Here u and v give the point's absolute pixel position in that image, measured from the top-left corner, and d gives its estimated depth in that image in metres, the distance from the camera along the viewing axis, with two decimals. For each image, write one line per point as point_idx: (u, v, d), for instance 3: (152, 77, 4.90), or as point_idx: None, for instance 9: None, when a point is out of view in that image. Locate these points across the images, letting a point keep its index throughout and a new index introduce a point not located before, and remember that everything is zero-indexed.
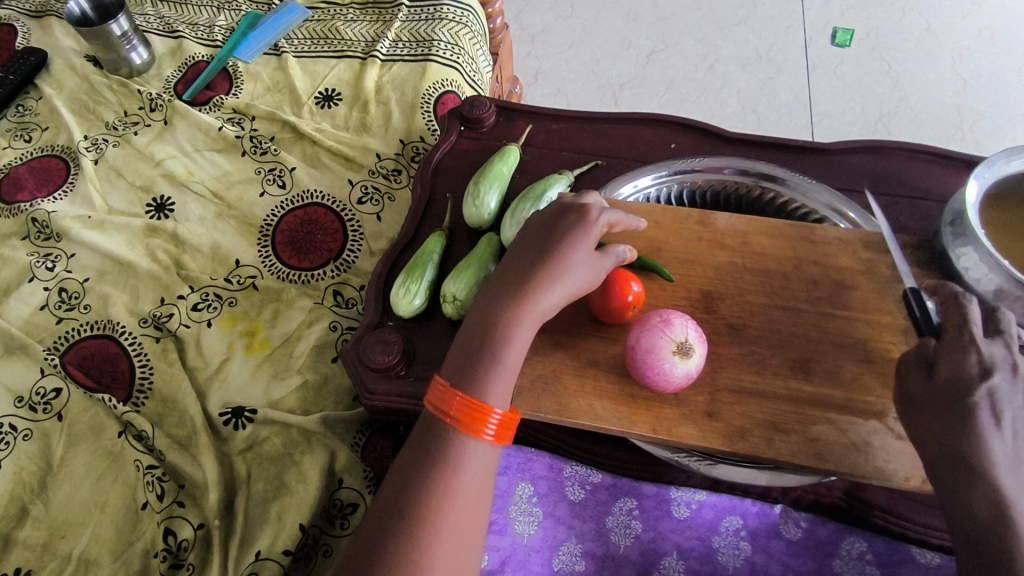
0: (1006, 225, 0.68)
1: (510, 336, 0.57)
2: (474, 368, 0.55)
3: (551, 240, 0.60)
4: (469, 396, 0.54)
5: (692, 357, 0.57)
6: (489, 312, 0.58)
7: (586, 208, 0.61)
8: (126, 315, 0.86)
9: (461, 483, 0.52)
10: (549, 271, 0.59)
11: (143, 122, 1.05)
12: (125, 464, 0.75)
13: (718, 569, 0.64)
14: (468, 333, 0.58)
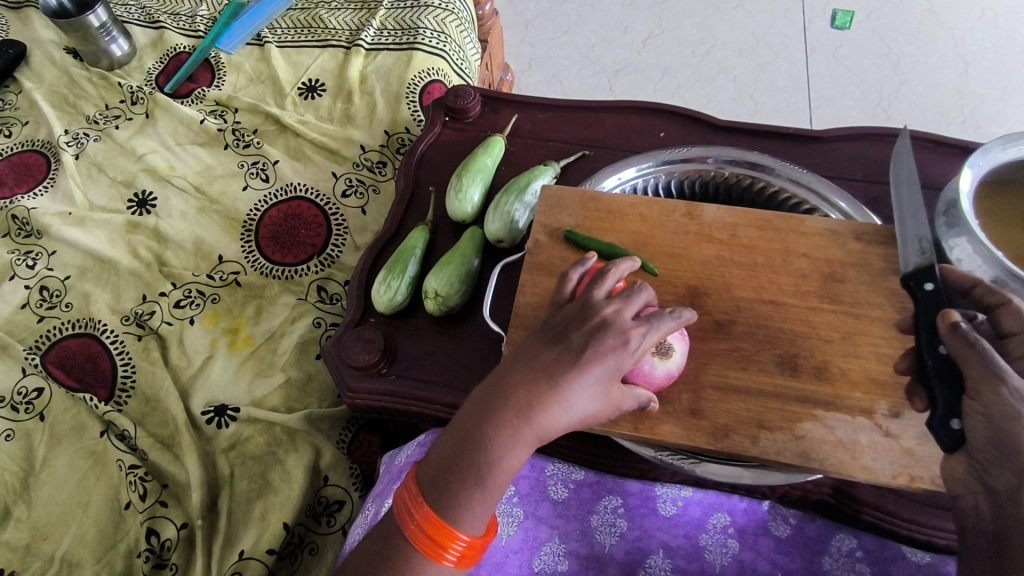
0: (1001, 213, 0.66)
1: (497, 464, 0.48)
2: (450, 488, 0.49)
3: (571, 357, 0.49)
4: (436, 521, 0.49)
5: (671, 358, 0.56)
6: (480, 432, 0.49)
7: (626, 326, 0.49)
8: (108, 313, 0.85)
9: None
10: (556, 399, 0.48)
11: (125, 115, 1.03)
12: (108, 464, 0.75)
13: (705, 567, 0.62)
14: (453, 445, 0.50)
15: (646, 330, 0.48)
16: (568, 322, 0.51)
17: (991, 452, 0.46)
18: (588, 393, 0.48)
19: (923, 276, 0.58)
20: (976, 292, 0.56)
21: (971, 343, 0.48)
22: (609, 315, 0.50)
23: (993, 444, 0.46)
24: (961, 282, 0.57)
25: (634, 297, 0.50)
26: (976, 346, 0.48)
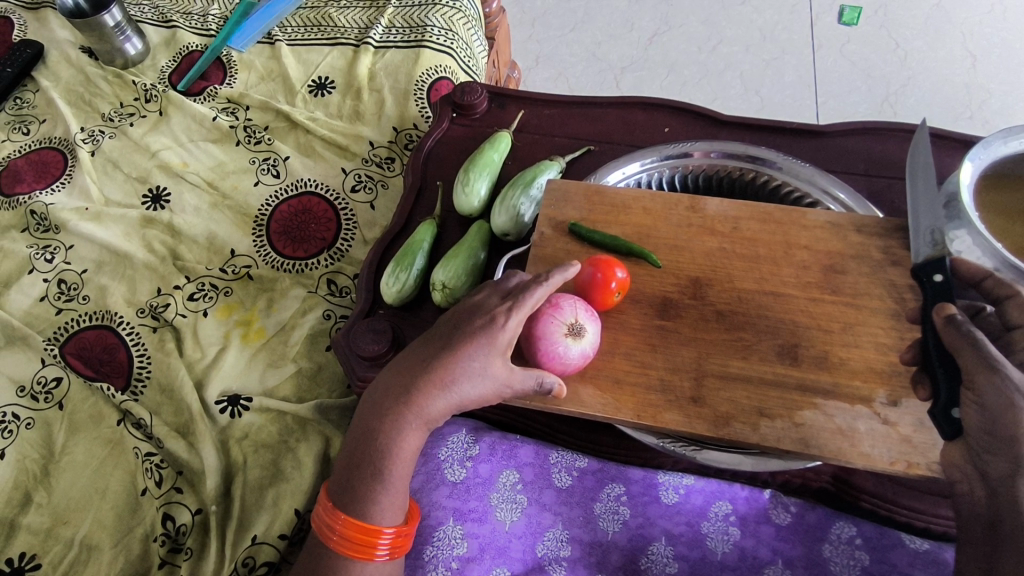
0: (1003, 205, 0.67)
1: (391, 453, 0.55)
2: (359, 487, 0.56)
3: (443, 346, 0.55)
4: (350, 518, 0.55)
5: (585, 338, 0.57)
6: (372, 430, 0.56)
7: (492, 310, 0.55)
8: (124, 305, 0.87)
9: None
10: (433, 385, 0.54)
11: (139, 112, 1.06)
12: (125, 451, 0.77)
13: (706, 554, 0.64)
14: (354, 451, 0.57)
15: (510, 308, 0.55)
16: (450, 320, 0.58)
17: (986, 440, 0.47)
18: (459, 370, 0.54)
19: (933, 267, 0.60)
20: (987, 284, 0.58)
21: (969, 335, 0.49)
22: (477, 303, 0.57)
23: (989, 433, 0.46)
24: (972, 274, 0.58)
25: (505, 281, 0.59)
26: (974, 338, 0.49)
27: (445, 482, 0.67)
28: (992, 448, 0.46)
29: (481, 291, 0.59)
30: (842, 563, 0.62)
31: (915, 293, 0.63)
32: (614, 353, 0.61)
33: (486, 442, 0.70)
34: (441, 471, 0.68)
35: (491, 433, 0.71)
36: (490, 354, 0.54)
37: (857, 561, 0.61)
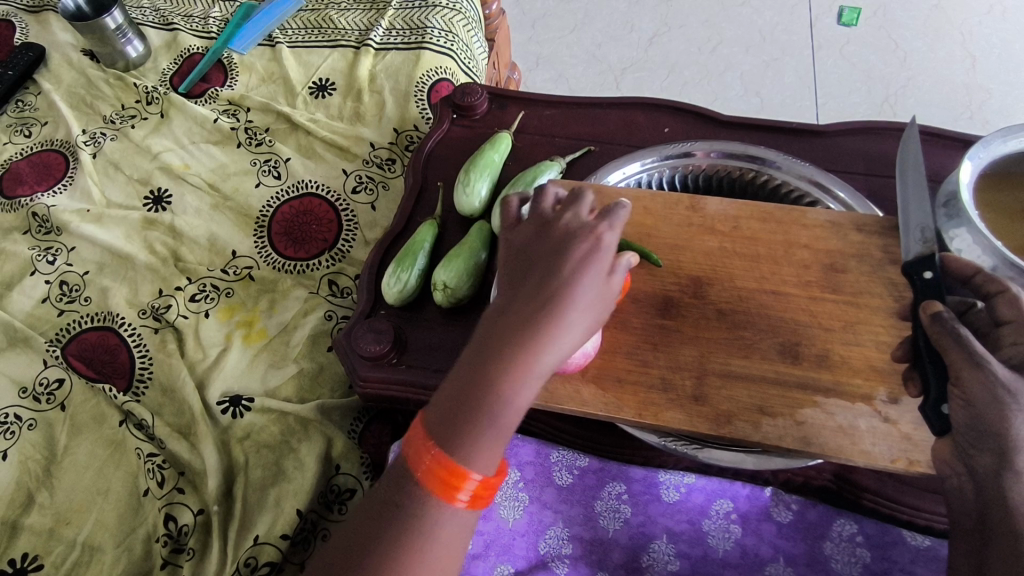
0: (1003, 205, 0.67)
1: (520, 391, 0.48)
2: (457, 427, 0.48)
3: (551, 274, 0.50)
4: (447, 461, 0.47)
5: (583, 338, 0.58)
6: (488, 362, 0.48)
7: (596, 229, 0.51)
8: (126, 307, 0.87)
9: (432, 541, 0.47)
10: (556, 312, 0.48)
11: (140, 115, 1.06)
12: (127, 452, 0.77)
13: (708, 552, 0.64)
14: (456, 387, 0.49)
15: (602, 225, 0.51)
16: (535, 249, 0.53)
17: (970, 435, 0.47)
18: (586, 291, 0.49)
19: (923, 263, 0.59)
20: (977, 280, 0.57)
21: (954, 330, 0.49)
22: (570, 228, 0.52)
23: (974, 429, 0.47)
24: (963, 270, 0.58)
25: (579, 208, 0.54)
26: (958, 332, 0.48)
27: None
28: (975, 443, 0.47)
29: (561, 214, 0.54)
30: (843, 561, 0.62)
31: (915, 291, 0.63)
32: (616, 352, 0.61)
33: None
34: None
35: None
36: (589, 280, 0.49)
37: (858, 557, 0.62)
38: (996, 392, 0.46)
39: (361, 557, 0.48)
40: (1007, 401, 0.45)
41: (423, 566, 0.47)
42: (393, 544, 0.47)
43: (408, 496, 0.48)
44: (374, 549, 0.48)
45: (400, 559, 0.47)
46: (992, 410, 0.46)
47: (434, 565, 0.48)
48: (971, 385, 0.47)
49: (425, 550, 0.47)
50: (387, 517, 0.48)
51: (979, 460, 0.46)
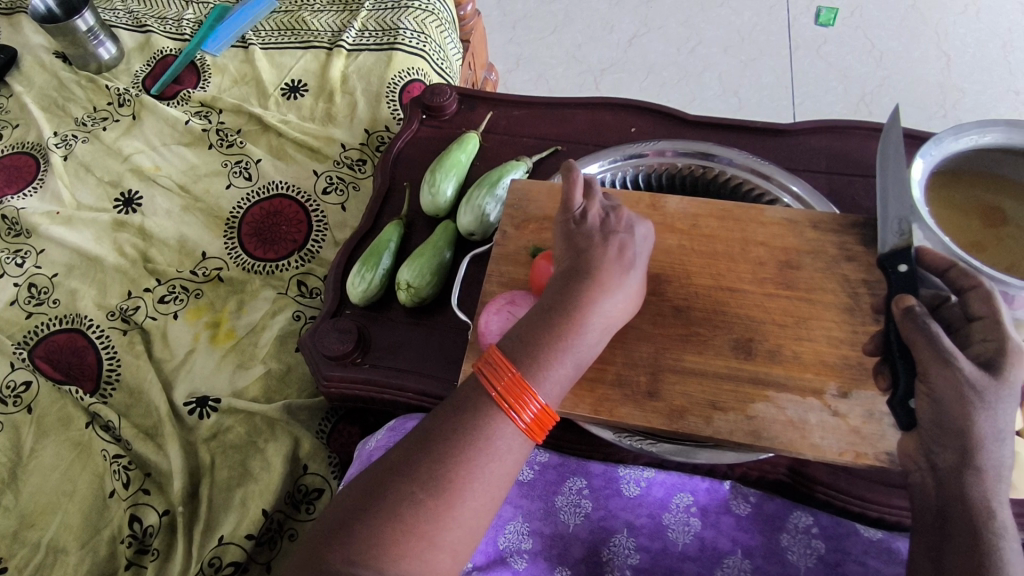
0: (956, 202, 0.69)
1: (586, 334, 0.51)
2: (534, 357, 0.49)
3: (610, 239, 0.54)
4: (515, 388, 0.48)
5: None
6: (567, 307, 0.51)
7: (620, 208, 0.56)
8: (94, 308, 0.87)
9: (489, 466, 0.47)
10: (620, 272, 0.53)
11: (112, 117, 1.06)
12: (93, 453, 0.77)
13: (667, 545, 0.64)
14: (528, 328, 0.51)
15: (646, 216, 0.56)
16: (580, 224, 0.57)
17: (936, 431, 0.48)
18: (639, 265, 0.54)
19: (899, 257, 0.58)
20: (950, 274, 0.54)
21: (925, 326, 0.48)
22: (607, 210, 0.57)
23: (939, 425, 0.48)
24: (937, 264, 0.55)
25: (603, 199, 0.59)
26: (928, 327, 0.48)
27: None
28: (940, 439, 0.48)
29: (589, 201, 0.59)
30: (799, 553, 0.62)
31: (867, 287, 0.64)
32: None
33: None
34: None
35: None
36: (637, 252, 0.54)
37: (813, 549, 0.62)
38: (964, 389, 0.46)
39: (420, 474, 0.46)
40: (974, 396, 0.46)
41: (480, 490, 0.47)
42: (453, 465, 0.46)
43: (474, 416, 0.48)
44: (435, 467, 0.46)
45: (459, 480, 0.46)
46: (959, 406, 0.46)
47: (487, 493, 0.47)
48: (941, 381, 0.47)
49: (476, 477, 0.47)
50: (447, 438, 0.47)
51: (944, 453, 0.48)
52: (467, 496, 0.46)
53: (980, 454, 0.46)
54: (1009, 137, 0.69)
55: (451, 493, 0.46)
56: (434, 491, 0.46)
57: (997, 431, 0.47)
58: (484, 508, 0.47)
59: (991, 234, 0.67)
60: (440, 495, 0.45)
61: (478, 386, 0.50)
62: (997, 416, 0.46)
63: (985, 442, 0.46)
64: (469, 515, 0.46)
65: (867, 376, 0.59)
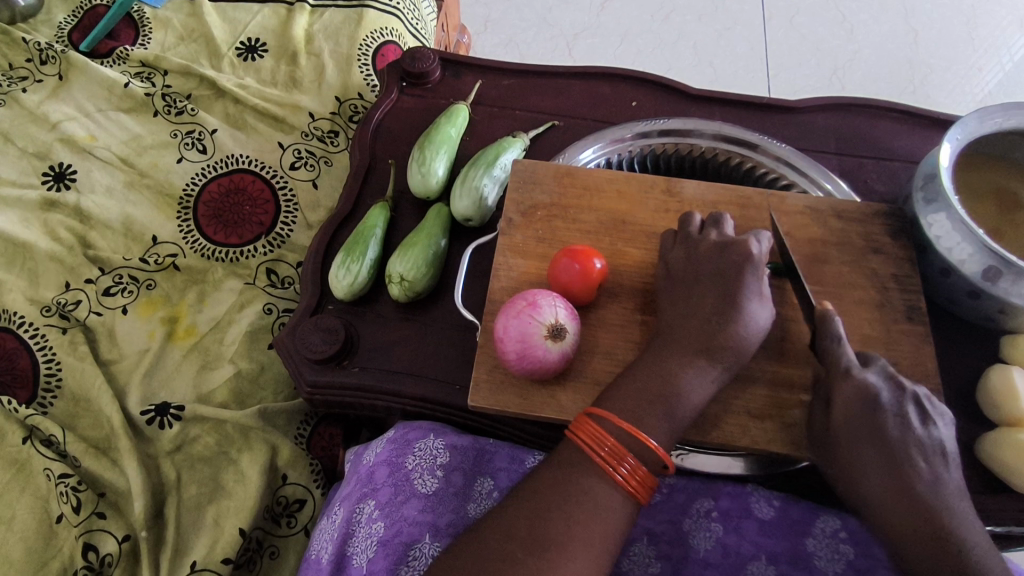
0: (971, 185, 0.66)
1: (685, 396, 0.49)
2: (640, 416, 0.48)
3: (727, 286, 0.51)
4: (619, 448, 0.47)
5: (565, 339, 0.52)
6: (666, 368, 0.50)
7: (744, 241, 0.52)
8: (24, 302, 0.74)
9: (597, 531, 0.45)
10: (733, 325, 0.50)
11: (33, 76, 0.90)
12: (33, 474, 0.66)
13: (689, 552, 0.61)
14: (628, 389, 0.50)
15: (757, 238, 0.52)
16: (690, 265, 0.53)
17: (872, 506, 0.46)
18: (751, 302, 0.50)
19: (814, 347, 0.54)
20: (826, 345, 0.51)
21: (831, 342, 0.51)
22: (722, 243, 0.53)
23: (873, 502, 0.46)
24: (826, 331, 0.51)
25: (724, 229, 0.55)
26: (834, 345, 0.51)
27: (417, 494, 0.57)
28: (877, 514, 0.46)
29: (705, 232, 0.55)
30: (826, 558, 0.59)
31: (896, 282, 0.60)
32: (594, 353, 0.56)
33: (457, 448, 0.60)
34: (410, 483, 0.58)
35: (462, 437, 0.61)
36: (750, 288, 0.50)
37: (842, 555, 0.59)
38: (861, 398, 0.48)
39: (526, 536, 0.45)
40: (870, 407, 0.48)
41: (589, 555, 0.44)
42: (559, 528, 0.45)
43: (578, 478, 0.47)
44: (540, 528, 0.45)
45: (566, 544, 0.44)
46: (860, 420, 0.48)
47: (597, 556, 0.45)
48: (842, 397, 0.49)
49: (580, 540, 0.45)
50: (549, 498, 0.46)
51: (870, 494, 0.46)
52: (574, 559, 0.44)
53: (902, 472, 0.46)
54: None
55: (559, 556, 0.44)
56: (536, 550, 0.44)
57: (914, 463, 0.46)
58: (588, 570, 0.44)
59: (1007, 220, 0.64)
60: (544, 560, 0.44)
61: (579, 450, 0.48)
62: (899, 428, 0.47)
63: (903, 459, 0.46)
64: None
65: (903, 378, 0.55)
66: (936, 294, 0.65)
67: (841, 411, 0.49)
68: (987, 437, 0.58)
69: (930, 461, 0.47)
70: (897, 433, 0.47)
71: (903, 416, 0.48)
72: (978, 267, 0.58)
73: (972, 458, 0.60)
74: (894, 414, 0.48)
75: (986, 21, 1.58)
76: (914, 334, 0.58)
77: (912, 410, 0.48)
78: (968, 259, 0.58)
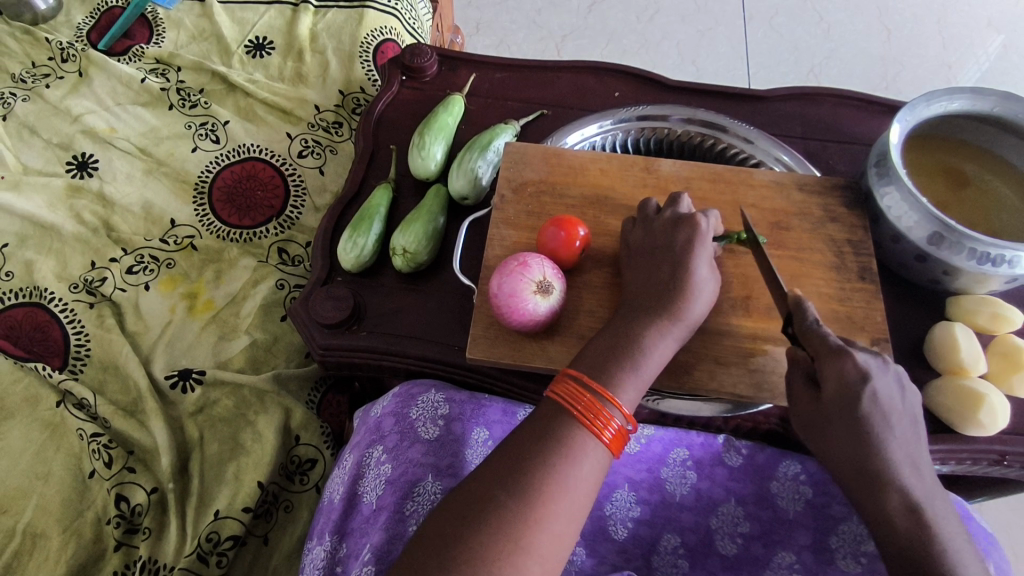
0: (920, 163, 0.72)
1: (650, 352, 0.54)
2: (610, 371, 0.53)
3: (679, 255, 0.57)
4: (589, 403, 0.51)
5: (552, 295, 0.59)
6: (633, 328, 0.55)
7: (693, 217, 0.58)
8: (55, 280, 0.80)
9: (574, 476, 0.49)
10: (687, 290, 0.56)
11: (55, 74, 0.96)
12: (67, 433, 0.72)
13: (665, 497, 0.69)
14: (601, 347, 0.55)
15: (703, 214, 0.59)
16: (648, 240, 0.60)
17: (852, 473, 0.50)
18: (700, 270, 0.56)
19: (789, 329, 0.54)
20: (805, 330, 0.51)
21: (815, 330, 0.50)
22: (676, 219, 0.60)
23: (855, 471, 0.50)
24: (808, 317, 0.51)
25: (679, 207, 0.61)
26: (819, 332, 0.50)
27: (419, 440, 0.63)
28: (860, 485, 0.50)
29: (661, 211, 0.62)
30: (787, 498, 0.66)
31: (851, 247, 0.67)
32: (580, 311, 0.62)
33: (456, 401, 0.67)
34: (414, 431, 0.64)
35: (459, 393, 0.68)
36: (698, 259, 0.57)
37: (801, 494, 0.65)
38: (852, 389, 0.49)
39: (509, 484, 0.48)
40: (859, 399, 0.49)
41: (567, 499, 0.49)
42: (539, 474, 0.49)
43: (556, 428, 0.51)
44: (522, 473, 0.49)
45: (545, 490, 0.48)
46: (849, 411, 0.49)
47: (573, 501, 0.49)
48: (832, 386, 0.49)
49: (560, 486, 0.49)
50: (529, 449, 0.50)
51: (846, 461, 0.50)
52: (552, 503, 0.48)
53: (887, 467, 0.49)
54: (974, 105, 0.71)
55: (538, 499, 0.48)
56: (517, 494, 0.48)
57: (888, 431, 0.50)
58: (564, 516, 0.48)
59: (953, 195, 0.71)
60: (526, 503, 0.47)
61: (556, 407, 0.52)
62: (882, 419, 0.49)
63: (890, 452, 0.49)
64: (556, 523, 0.48)
65: (855, 330, 0.62)
66: (889, 259, 0.72)
67: (832, 402, 0.50)
68: (931, 384, 0.66)
69: (904, 438, 0.50)
70: (881, 421, 0.49)
71: (886, 406, 0.50)
72: (923, 233, 0.65)
73: (922, 404, 0.67)
74: (879, 402, 0.49)
75: (955, 20, 1.66)
76: (866, 293, 0.64)
77: (889, 390, 0.50)
78: (913, 226, 0.65)
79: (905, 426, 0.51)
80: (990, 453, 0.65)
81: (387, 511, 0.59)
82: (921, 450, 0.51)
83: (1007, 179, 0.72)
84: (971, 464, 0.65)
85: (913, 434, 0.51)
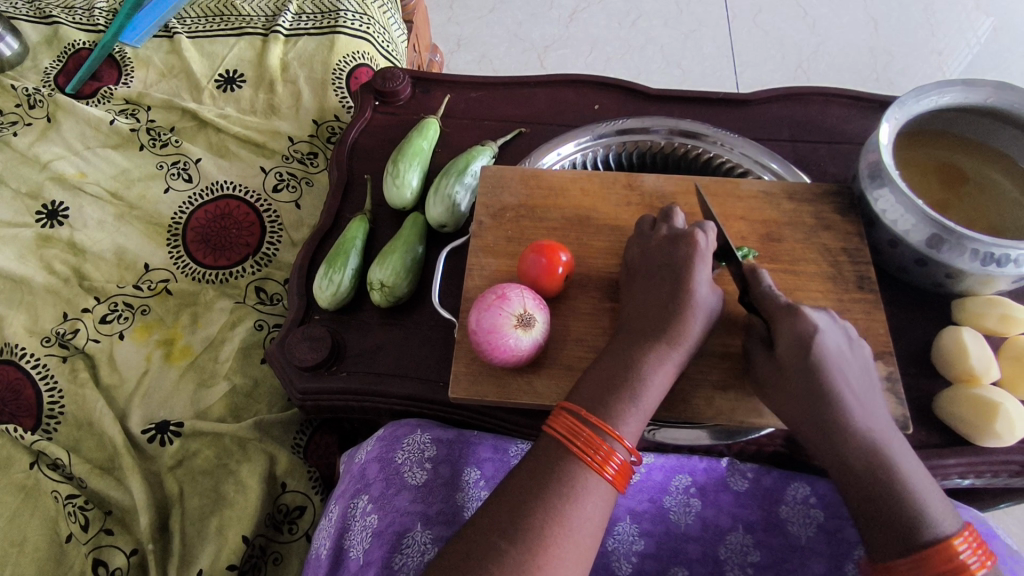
0: (913, 162, 0.69)
1: (650, 381, 0.51)
2: (609, 405, 0.50)
3: (678, 276, 0.54)
4: (585, 436, 0.48)
5: (535, 327, 0.56)
6: (630, 356, 0.52)
7: (692, 233, 0.55)
8: (26, 336, 0.78)
9: (577, 519, 0.46)
10: (686, 313, 0.53)
11: (23, 121, 0.94)
12: (42, 497, 0.69)
13: (670, 527, 0.64)
14: (598, 378, 0.52)
15: (702, 229, 0.56)
16: (645, 259, 0.57)
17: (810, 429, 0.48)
18: (700, 293, 0.53)
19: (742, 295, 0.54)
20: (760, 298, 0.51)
21: (768, 294, 0.51)
22: (674, 236, 0.56)
23: (813, 424, 0.47)
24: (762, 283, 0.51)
25: (674, 222, 0.58)
26: (771, 295, 0.50)
27: (406, 486, 0.60)
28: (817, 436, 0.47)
29: (657, 226, 0.59)
30: (798, 523, 0.62)
31: (848, 255, 0.64)
32: (566, 341, 0.59)
33: (443, 442, 0.63)
34: (400, 476, 0.61)
35: (447, 432, 0.65)
36: (697, 280, 0.53)
37: (812, 519, 0.62)
38: (802, 338, 0.47)
39: (509, 530, 0.45)
40: (813, 351, 0.47)
41: (571, 542, 0.45)
42: (542, 520, 0.45)
43: (556, 468, 0.47)
44: (522, 521, 0.45)
45: (548, 536, 0.44)
46: (805, 368, 0.47)
47: (579, 545, 0.45)
48: (784, 342, 0.48)
49: (564, 534, 0.45)
50: (529, 492, 0.47)
51: (799, 415, 0.48)
52: (557, 549, 0.44)
53: (844, 415, 0.47)
54: (966, 97, 0.67)
55: (542, 547, 0.44)
56: (519, 542, 0.44)
57: (845, 382, 0.48)
58: (570, 565, 0.45)
59: (951, 192, 0.68)
60: (529, 551, 0.44)
61: (556, 445, 0.49)
62: (838, 369, 0.48)
63: (844, 398, 0.47)
64: (562, 571, 0.44)
65: None
66: (889, 264, 0.68)
67: (786, 355, 0.48)
68: (941, 394, 0.62)
69: (862, 389, 0.48)
70: (837, 373, 0.47)
71: (842, 360, 0.48)
72: (922, 235, 0.61)
73: (934, 416, 0.63)
74: (832, 354, 0.48)
75: (942, 7, 1.63)
76: (866, 303, 0.61)
77: (842, 346, 0.49)
78: (912, 229, 0.62)
79: (861, 376, 0.49)
80: (1010, 464, 0.61)
81: (374, 566, 0.55)
82: (881, 403, 0.49)
83: (1006, 170, 0.69)
84: (989, 478, 0.62)
85: (870, 387, 0.49)
